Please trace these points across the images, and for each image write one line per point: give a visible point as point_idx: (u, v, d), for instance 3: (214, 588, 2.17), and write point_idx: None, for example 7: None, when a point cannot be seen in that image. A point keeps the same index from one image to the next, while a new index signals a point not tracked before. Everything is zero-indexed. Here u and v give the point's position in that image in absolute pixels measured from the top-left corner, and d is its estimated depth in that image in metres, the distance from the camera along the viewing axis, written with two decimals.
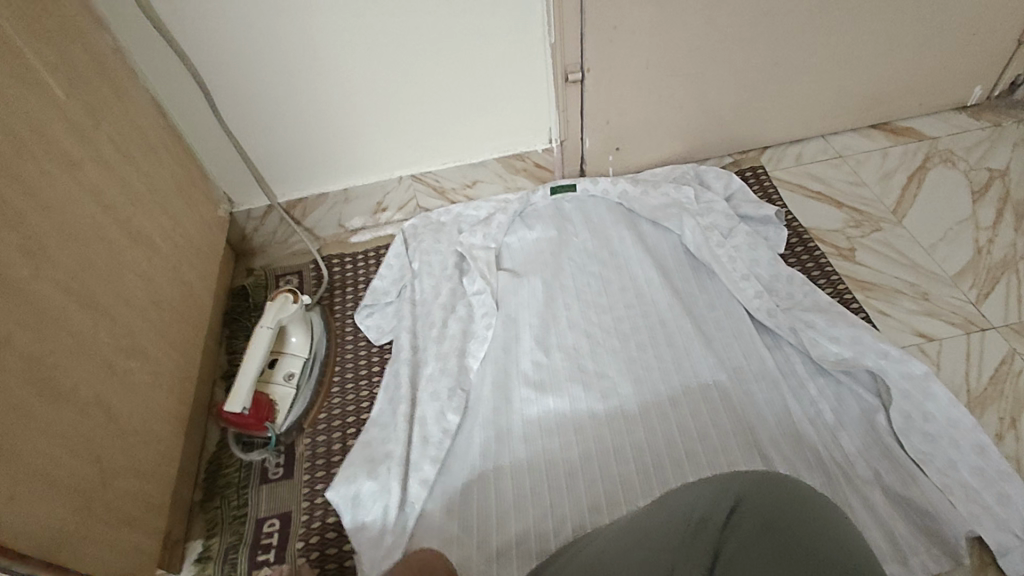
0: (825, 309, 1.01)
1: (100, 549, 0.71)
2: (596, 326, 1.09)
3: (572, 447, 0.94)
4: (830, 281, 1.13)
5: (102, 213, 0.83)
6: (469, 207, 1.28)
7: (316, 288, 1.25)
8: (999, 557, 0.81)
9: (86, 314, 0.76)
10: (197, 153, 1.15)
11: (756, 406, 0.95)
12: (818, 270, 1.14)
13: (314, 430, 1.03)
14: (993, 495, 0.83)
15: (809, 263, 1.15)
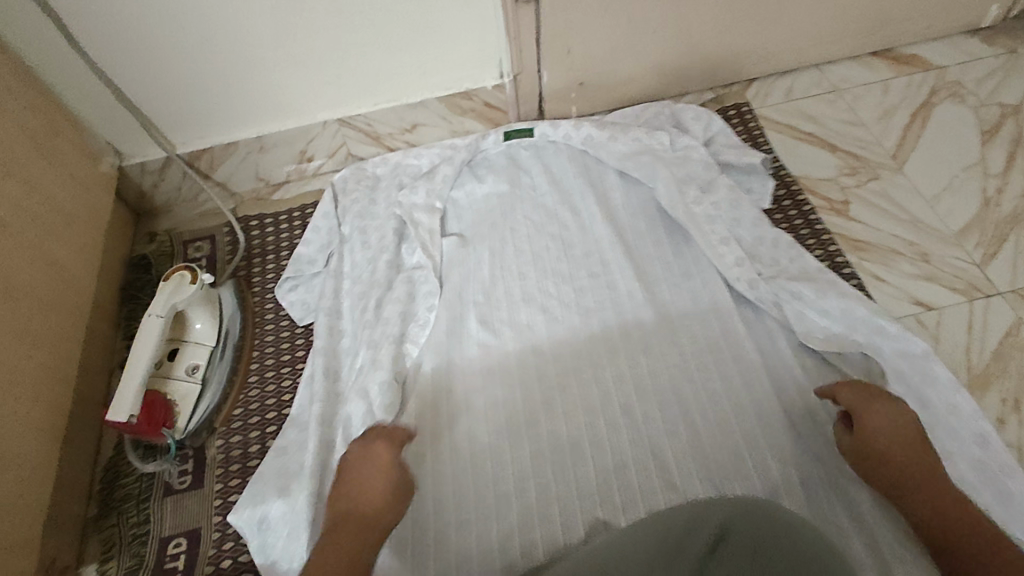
0: (815, 277, 0.88)
1: None
2: (554, 299, 0.95)
3: (521, 447, 0.82)
4: (820, 240, 0.99)
5: None
6: (411, 154, 1.10)
7: (232, 256, 1.07)
8: None
9: None
10: (63, 96, 0.93)
11: (733, 394, 0.83)
12: (809, 228, 1.00)
13: (227, 430, 0.89)
14: (996, 493, 0.73)
15: (797, 220, 1.01)
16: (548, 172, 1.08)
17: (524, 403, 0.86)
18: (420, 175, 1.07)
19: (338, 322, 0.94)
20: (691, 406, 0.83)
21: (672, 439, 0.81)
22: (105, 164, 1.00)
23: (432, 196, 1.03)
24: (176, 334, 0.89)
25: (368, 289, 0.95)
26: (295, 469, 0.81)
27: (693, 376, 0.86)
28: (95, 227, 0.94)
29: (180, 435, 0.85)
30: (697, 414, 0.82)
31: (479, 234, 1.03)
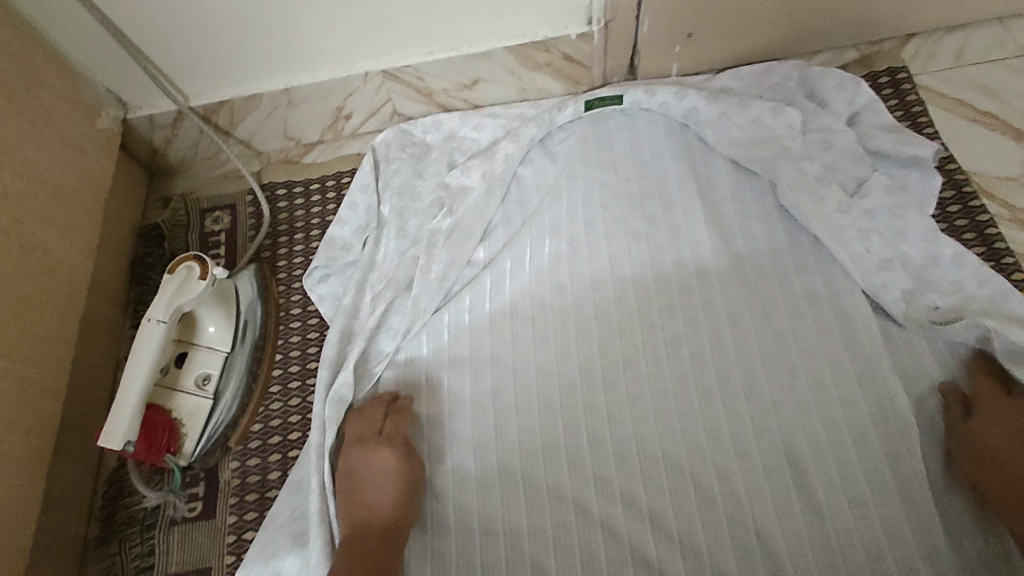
0: (993, 321, 0.67)
1: None
2: (638, 320, 0.77)
3: (588, 509, 0.68)
4: (996, 262, 0.76)
5: None
6: (462, 117, 0.91)
7: (255, 232, 0.91)
8: None
9: None
10: (48, 37, 0.76)
11: (861, 464, 0.67)
12: (979, 245, 0.77)
13: (243, 449, 0.76)
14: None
15: (967, 231, 0.77)
16: (637, 152, 0.87)
17: (596, 453, 0.71)
18: (478, 150, 0.89)
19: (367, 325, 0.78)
20: (805, 475, 0.67)
21: (776, 516, 0.65)
22: (104, 120, 0.84)
23: (491, 177, 0.86)
24: (185, 336, 0.75)
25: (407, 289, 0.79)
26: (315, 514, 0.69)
27: (814, 438, 0.68)
28: (88, 200, 0.79)
29: (186, 460, 0.73)
30: (812, 485, 0.66)
31: (545, 227, 0.84)
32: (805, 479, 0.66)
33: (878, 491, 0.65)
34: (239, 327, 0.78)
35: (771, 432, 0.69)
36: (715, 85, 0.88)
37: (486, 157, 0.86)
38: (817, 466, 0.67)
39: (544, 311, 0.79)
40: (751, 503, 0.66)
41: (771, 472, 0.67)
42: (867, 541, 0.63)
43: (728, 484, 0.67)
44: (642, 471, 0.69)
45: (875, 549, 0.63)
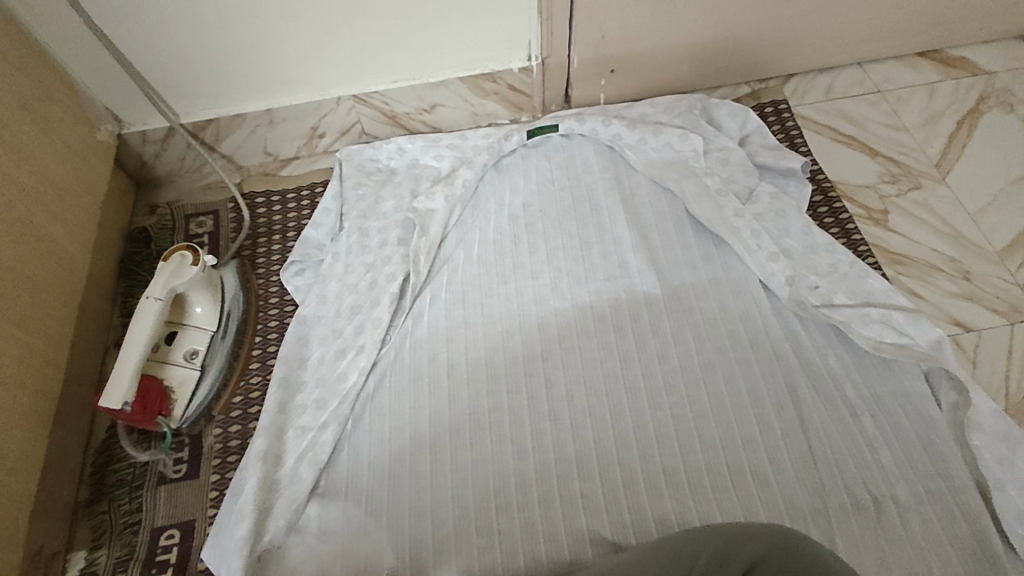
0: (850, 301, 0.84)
1: None
2: (571, 303, 0.91)
3: (526, 458, 0.79)
4: (857, 250, 0.94)
5: None
6: (409, 137, 1.06)
7: (236, 234, 1.03)
8: None
9: None
10: (59, 58, 0.88)
11: (753, 407, 0.81)
12: (843, 238, 0.95)
13: (226, 418, 0.85)
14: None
15: (833, 228, 0.96)
16: (571, 169, 1.03)
17: (534, 411, 0.83)
18: (435, 181, 1.03)
19: (325, 325, 0.90)
20: (709, 417, 0.80)
21: (681, 451, 0.78)
22: (102, 133, 0.96)
23: (451, 202, 0.99)
24: (175, 317, 0.84)
25: (363, 293, 0.91)
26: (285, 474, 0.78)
27: (715, 389, 0.83)
28: (87, 200, 0.89)
29: (175, 423, 0.81)
30: (706, 424, 0.80)
31: (492, 236, 0.98)
32: (706, 420, 0.80)
33: (767, 429, 0.79)
34: (225, 311, 0.88)
35: (678, 391, 0.83)
36: (634, 113, 1.05)
37: (447, 183, 0.99)
38: (717, 410, 0.81)
39: (492, 297, 0.92)
40: (659, 440, 0.79)
41: (678, 414, 0.81)
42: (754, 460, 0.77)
43: (645, 429, 0.80)
44: (570, 426, 0.81)
45: (761, 466, 0.76)
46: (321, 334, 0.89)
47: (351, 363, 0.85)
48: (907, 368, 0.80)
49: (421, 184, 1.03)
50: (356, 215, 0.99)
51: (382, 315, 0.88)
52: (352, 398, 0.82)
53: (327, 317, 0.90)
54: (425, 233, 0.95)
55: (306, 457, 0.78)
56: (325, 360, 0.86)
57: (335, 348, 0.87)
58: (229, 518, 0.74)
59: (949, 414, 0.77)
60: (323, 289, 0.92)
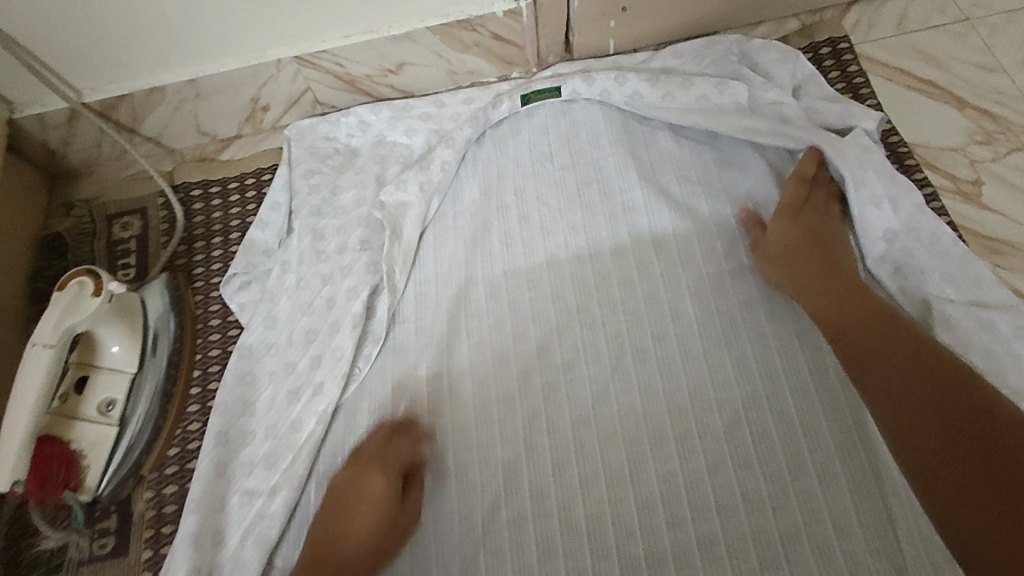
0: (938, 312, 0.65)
1: None
2: (577, 318, 0.73)
3: (525, 524, 0.64)
4: None
5: None
6: (372, 106, 0.85)
7: (168, 238, 0.84)
8: None
9: None
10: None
11: (808, 452, 0.64)
12: None
13: (158, 477, 0.70)
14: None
15: None
16: (574, 141, 0.82)
17: (532, 462, 0.67)
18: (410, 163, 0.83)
19: (275, 357, 0.73)
20: (754, 467, 0.64)
21: (716, 510, 0.63)
22: None
23: (428, 191, 0.79)
24: (85, 359, 0.69)
25: (320, 315, 0.74)
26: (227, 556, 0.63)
27: (761, 429, 0.65)
28: None
29: (89, 496, 0.67)
30: (746, 476, 0.64)
31: (475, 233, 0.79)
32: (748, 472, 0.64)
33: (828, 484, 0.62)
34: (147, 345, 0.72)
35: (712, 432, 0.66)
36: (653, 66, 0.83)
37: (420, 168, 0.80)
38: (760, 456, 0.64)
39: (479, 313, 0.74)
40: (690, 496, 0.63)
41: (712, 460, 0.65)
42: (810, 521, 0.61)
43: (673, 482, 0.64)
44: (576, 483, 0.65)
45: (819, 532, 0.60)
46: (270, 369, 0.73)
47: (307, 407, 0.69)
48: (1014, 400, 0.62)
49: (388, 168, 0.83)
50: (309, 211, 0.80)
51: (343, 344, 0.71)
52: (309, 452, 0.67)
53: (277, 343, 0.74)
54: (395, 233, 0.76)
55: (254, 529, 0.64)
56: (276, 403, 0.70)
57: (290, 388, 0.71)
58: None
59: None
60: (267, 312, 0.75)
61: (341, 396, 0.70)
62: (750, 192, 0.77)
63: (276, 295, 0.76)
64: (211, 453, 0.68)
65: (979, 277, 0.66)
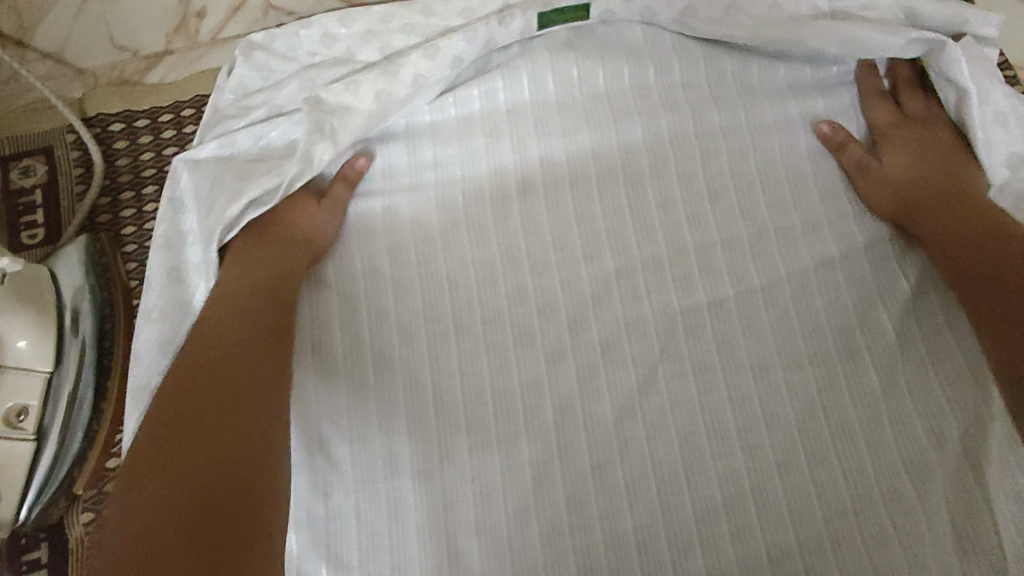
0: None
1: None
2: (617, 283, 0.59)
3: (563, 540, 0.52)
4: None
5: None
6: (341, 17, 0.64)
7: (83, 186, 0.66)
8: None
9: None
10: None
11: (895, 445, 0.54)
12: None
13: (97, 495, 0.56)
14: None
15: None
16: (606, 57, 0.64)
17: (569, 465, 0.54)
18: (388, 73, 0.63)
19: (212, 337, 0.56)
20: (834, 465, 0.53)
21: (790, 519, 0.53)
22: None
23: (386, 104, 0.61)
24: None
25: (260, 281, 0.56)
26: None
27: (842, 418, 0.55)
28: None
29: (7, 531, 0.52)
30: (825, 477, 0.53)
31: (482, 176, 0.62)
32: (827, 470, 0.53)
33: (918, 479, 0.53)
34: (62, 328, 0.55)
35: (784, 423, 0.55)
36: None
37: (386, 72, 0.61)
38: (841, 453, 0.54)
39: (495, 283, 0.59)
40: (758, 504, 0.53)
41: (785, 460, 0.54)
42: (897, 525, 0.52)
43: (739, 488, 0.53)
44: (621, 488, 0.54)
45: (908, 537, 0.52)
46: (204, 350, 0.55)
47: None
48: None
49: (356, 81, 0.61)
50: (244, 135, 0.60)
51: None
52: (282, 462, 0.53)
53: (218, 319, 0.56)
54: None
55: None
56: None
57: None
58: None
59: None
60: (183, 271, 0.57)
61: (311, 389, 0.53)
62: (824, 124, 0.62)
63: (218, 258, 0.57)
64: None
65: None
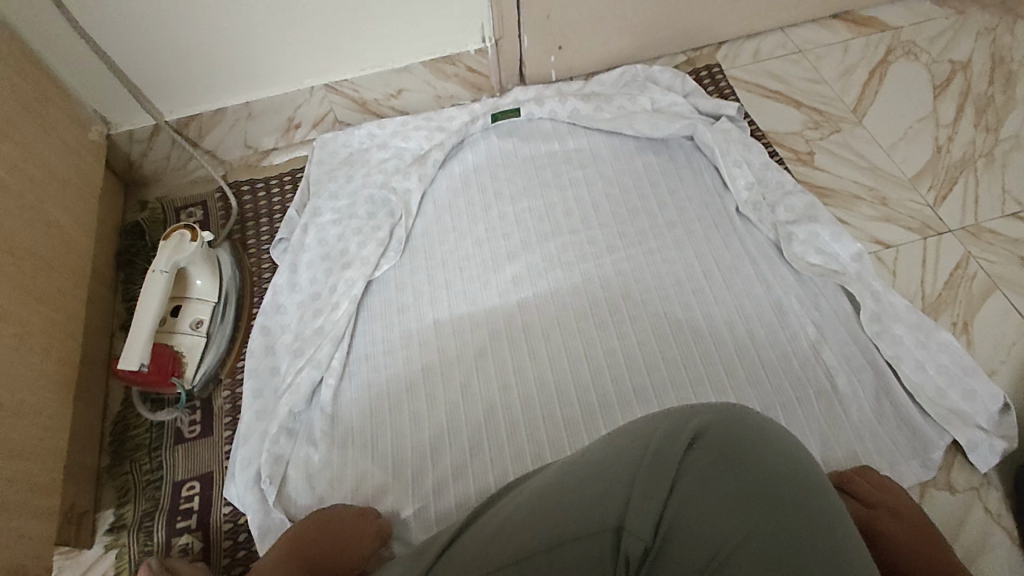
0: (793, 225, 0.98)
1: None
2: (539, 253, 1.01)
3: (511, 393, 0.89)
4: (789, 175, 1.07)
5: None
6: (379, 122, 1.14)
7: (224, 220, 1.10)
8: (968, 451, 0.82)
9: None
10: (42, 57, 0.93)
11: (741, 409, 0.58)
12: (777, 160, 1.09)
13: (233, 380, 0.93)
14: (961, 392, 0.84)
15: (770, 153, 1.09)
16: (529, 143, 1.12)
17: (513, 349, 0.93)
18: (413, 159, 1.11)
19: (303, 289, 0.98)
20: (687, 420, 0.56)
21: (655, 497, 0.51)
22: (93, 132, 1.02)
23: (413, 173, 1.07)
24: (179, 293, 0.92)
25: (334, 257, 1.00)
26: (302, 429, 0.87)
27: (672, 316, 0.94)
28: (85, 191, 0.95)
29: (186, 387, 0.89)
30: (684, 430, 0.55)
31: (460, 205, 1.07)
32: (683, 422, 0.56)
33: (718, 344, 0.91)
34: (223, 282, 0.96)
35: (638, 320, 0.94)
36: (585, 90, 1.16)
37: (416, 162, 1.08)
38: (697, 408, 0.58)
39: (468, 260, 1.01)
40: (632, 488, 0.52)
41: (649, 424, 0.57)
42: (767, 505, 0.50)
43: (616, 467, 0.54)
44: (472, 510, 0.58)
45: (781, 518, 0.49)
46: (298, 300, 0.97)
47: (327, 317, 0.94)
48: (835, 286, 0.93)
49: (393, 165, 1.09)
50: (327, 187, 1.07)
51: (354, 275, 0.97)
52: (340, 352, 0.92)
53: (314, 277, 0.99)
54: (407, 214, 1.04)
55: (286, 394, 0.87)
56: (301, 316, 0.95)
57: (313, 306, 0.96)
58: (249, 466, 0.83)
59: (875, 325, 0.89)
60: (292, 255, 1.01)
61: (357, 305, 0.96)
62: (659, 166, 1.09)
63: (313, 246, 1.01)
64: (264, 358, 0.92)
65: (816, 205, 1.00)
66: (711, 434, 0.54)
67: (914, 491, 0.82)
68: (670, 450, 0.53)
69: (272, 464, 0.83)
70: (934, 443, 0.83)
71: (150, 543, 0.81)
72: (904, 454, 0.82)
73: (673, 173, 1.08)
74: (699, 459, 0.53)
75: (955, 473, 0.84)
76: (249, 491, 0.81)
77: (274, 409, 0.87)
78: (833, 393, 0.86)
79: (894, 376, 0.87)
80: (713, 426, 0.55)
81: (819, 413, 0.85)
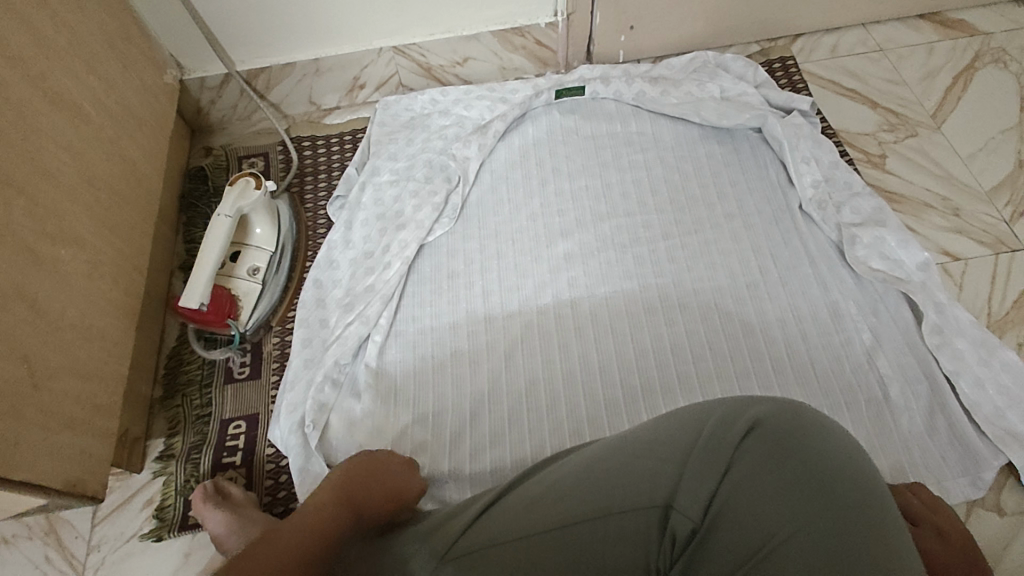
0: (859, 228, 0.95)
1: (54, 460, 0.66)
2: (594, 232, 1.00)
3: (552, 365, 0.90)
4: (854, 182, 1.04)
5: (28, 87, 0.71)
6: (443, 90, 1.14)
7: (284, 172, 1.12)
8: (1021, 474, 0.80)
9: (17, 200, 0.66)
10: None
11: (803, 404, 0.55)
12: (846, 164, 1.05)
13: (283, 328, 0.96)
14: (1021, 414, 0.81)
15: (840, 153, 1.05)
16: (591, 121, 1.11)
17: (558, 324, 0.93)
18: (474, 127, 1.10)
19: (357, 245, 1.00)
20: (745, 408, 0.54)
21: (708, 479, 0.50)
22: (169, 76, 1.04)
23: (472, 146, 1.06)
24: (239, 238, 0.95)
25: (389, 219, 1.01)
26: (347, 382, 0.89)
27: (725, 308, 0.92)
28: (158, 132, 0.98)
29: (240, 329, 0.92)
30: (741, 418, 0.53)
31: (517, 177, 1.07)
32: (740, 409, 0.54)
33: (768, 341, 0.89)
34: (280, 232, 0.98)
35: (688, 308, 0.93)
36: (653, 73, 1.14)
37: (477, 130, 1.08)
38: (757, 397, 0.55)
39: (520, 233, 1.01)
40: (683, 470, 0.51)
41: (705, 409, 0.56)
42: (825, 502, 0.48)
43: (669, 447, 0.54)
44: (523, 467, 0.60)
45: (838, 518, 0.47)
46: (350, 257, 0.99)
47: (378, 276, 0.96)
48: (896, 295, 0.90)
49: (453, 132, 1.10)
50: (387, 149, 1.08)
51: (408, 238, 0.98)
52: (388, 312, 0.93)
53: (369, 236, 1.00)
54: (464, 181, 1.04)
55: (334, 346, 0.90)
56: (353, 273, 0.97)
57: (365, 264, 0.97)
58: (292, 411, 0.85)
59: (936, 337, 0.86)
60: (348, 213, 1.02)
61: (409, 267, 0.97)
62: (722, 155, 1.06)
63: (369, 206, 1.02)
64: (313, 309, 0.94)
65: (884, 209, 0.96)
66: (769, 425, 0.52)
67: (958, 509, 0.80)
68: (725, 438, 0.52)
69: (317, 411, 0.85)
70: (985, 463, 0.80)
71: (196, 475, 0.84)
72: (951, 471, 0.80)
73: (736, 165, 1.05)
74: (755, 449, 0.51)
75: (1004, 496, 0.81)
76: (292, 431, 0.84)
77: (321, 359, 0.89)
78: (884, 401, 0.84)
79: (950, 392, 0.84)
80: (772, 417, 0.53)
81: (867, 420, 0.83)
